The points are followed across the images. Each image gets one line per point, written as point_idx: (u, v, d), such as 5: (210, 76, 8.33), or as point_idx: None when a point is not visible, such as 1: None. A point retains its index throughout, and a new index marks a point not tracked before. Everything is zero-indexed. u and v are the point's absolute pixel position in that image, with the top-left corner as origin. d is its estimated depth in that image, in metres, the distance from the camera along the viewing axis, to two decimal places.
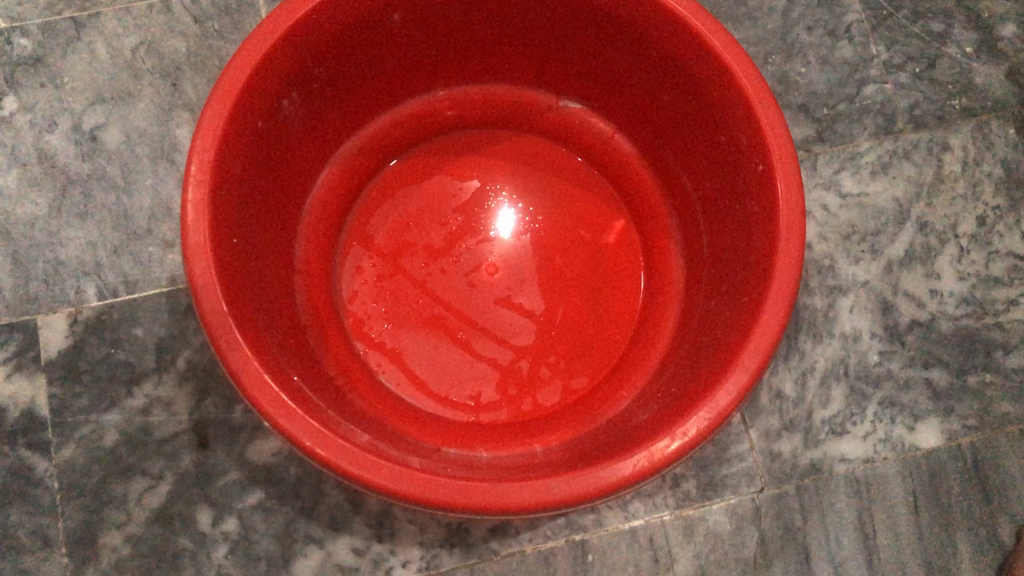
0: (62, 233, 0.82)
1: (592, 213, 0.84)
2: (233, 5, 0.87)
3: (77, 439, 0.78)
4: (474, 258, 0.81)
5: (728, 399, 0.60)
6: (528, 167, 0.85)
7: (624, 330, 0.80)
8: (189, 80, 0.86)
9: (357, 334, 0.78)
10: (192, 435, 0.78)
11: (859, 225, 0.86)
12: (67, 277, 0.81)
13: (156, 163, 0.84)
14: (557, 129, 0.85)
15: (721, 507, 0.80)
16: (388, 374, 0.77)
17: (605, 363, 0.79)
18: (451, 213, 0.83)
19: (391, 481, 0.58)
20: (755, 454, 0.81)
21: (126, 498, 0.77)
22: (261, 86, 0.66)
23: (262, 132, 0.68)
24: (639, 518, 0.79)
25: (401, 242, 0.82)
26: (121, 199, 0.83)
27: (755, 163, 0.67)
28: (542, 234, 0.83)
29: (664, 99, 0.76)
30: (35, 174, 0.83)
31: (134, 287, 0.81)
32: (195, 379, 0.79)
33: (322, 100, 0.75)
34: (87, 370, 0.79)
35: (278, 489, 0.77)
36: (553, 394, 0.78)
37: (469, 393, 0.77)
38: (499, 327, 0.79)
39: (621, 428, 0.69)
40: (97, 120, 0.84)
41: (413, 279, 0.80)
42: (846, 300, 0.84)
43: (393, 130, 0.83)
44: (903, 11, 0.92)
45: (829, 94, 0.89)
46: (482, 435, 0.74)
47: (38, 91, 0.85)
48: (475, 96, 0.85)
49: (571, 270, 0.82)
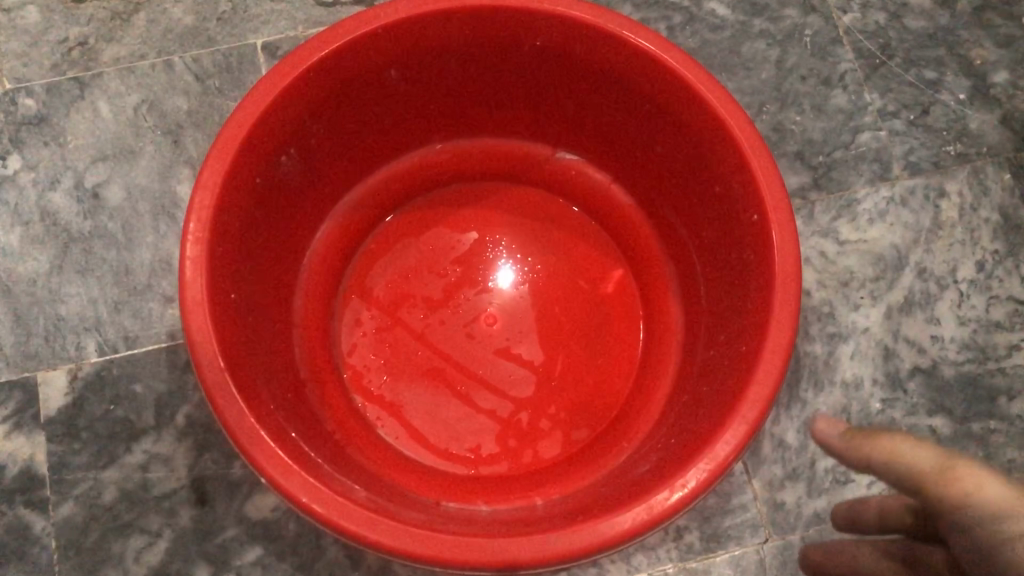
0: (63, 290, 0.83)
1: (590, 263, 0.84)
2: (235, 63, 0.89)
3: (75, 496, 0.77)
4: (472, 309, 0.81)
5: (728, 450, 0.60)
6: (526, 218, 0.86)
7: (624, 380, 0.80)
8: (190, 137, 0.87)
9: (355, 386, 0.79)
10: (191, 490, 0.77)
11: (859, 271, 0.86)
12: (68, 333, 0.81)
13: (157, 219, 0.85)
14: (555, 180, 0.86)
15: (725, 558, 0.79)
16: (387, 427, 0.77)
17: (605, 414, 0.79)
18: (449, 265, 0.83)
19: (388, 538, 0.58)
20: (759, 505, 0.80)
21: (124, 556, 0.76)
22: (259, 143, 0.67)
23: (261, 188, 0.69)
24: (642, 571, 0.78)
25: (400, 295, 0.82)
26: (122, 254, 0.84)
27: (749, 212, 0.67)
28: (540, 283, 0.83)
29: (659, 149, 0.77)
30: (38, 232, 0.84)
31: (134, 343, 0.81)
32: (194, 435, 0.79)
33: (320, 155, 0.76)
34: (86, 427, 0.79)
35: (276, 545, 0.76)
36: (553, 446, 0.77)
37: (469, 445, 0.77)
38: (499, 379, 0.79)
39: (621, 481, 0.68)
40: (99, 178, 0.86)
41: (412, 331, 0.80)
42: (846, 347, 0.84)
43: (393, 183, 0.84)
44: (896, 59, 0.93)
45: (824, 142, 0.90)
46: (483, 488, 0.73)
47: (41, 150, 0.86)
48: (473, 148, 0.85)
49: (570, 320, 0.82)
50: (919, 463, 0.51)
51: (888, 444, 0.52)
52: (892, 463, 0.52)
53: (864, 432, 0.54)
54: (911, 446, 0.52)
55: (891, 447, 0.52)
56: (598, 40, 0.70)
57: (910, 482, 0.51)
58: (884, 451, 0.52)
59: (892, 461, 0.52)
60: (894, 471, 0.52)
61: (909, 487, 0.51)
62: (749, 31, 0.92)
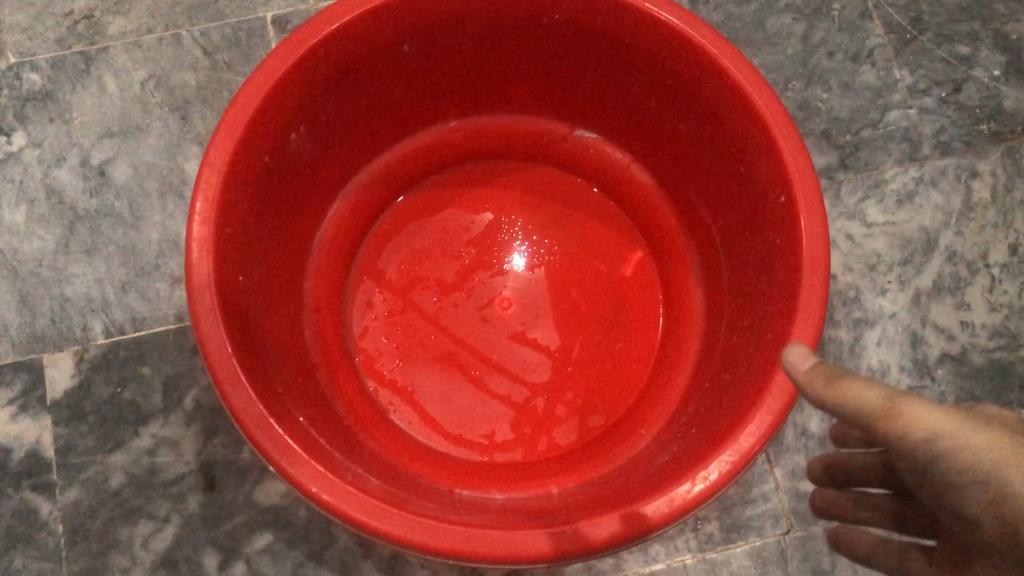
0: (69, 269, 0.81)
1: (608, 246, 0.82)
2: (244, 37, 0.86)
3: (82, 481, 0.76)
4: (487, 291, 0.79)
5: (751, 442, 0.58)
6: (542, 198, 0.83)
7: (643, 366, 0.78)
8: (198, 113, 0.85)
9: (367, 370, 0.77)
10: (199, 475, 0.76)
11: (886, 254, 0.84)
12: (74, 315, 0.80)
13: (164, 197, 0.83)
14: (573, 159, 0.83)
15: (745, 550, 0.77)
16: (399, 412, 0.75)
17: (622, 401, 0.77)
18: (463, 246, 0.81)
19: (400, 529, 0.56)
20: (781, 494, 0.77)
21: (131, 542, 0.75)
22: (267, 120, 0.65)
23: (269, 167, 0.67)
24: (659, 562, 0.76)
25: (413, 277, 0.80)
26: (129, 233, 0.82)
27: (776, 194, 0.64)
28: (556, 265, 0.80)
29: (681, 127, 0.74)
30: (43, 210, 0.82)
31: (142, 325, 0.79)
32: (203, 419, 0.77)
33: (330, 134, 0.74)
34: (93, 410, 0.77)
35: (287, 531, 0.75)
36: (569, 432, 0.75)
37: (483, 431, 0.75)
38: (515, 364, 0.77)
39: (640, 471, 0.66)
40: (106, 155, 0.84)
41: (425, 314, 0.78)
42: (872, 333, 0.82)
43: (405, 162, 0.82)
44: (928, 34, 0.89)
45: (852, 120, 0.87)
46: (497, 476, 0.71)
47: (46, 126, 0.84)
48: (488, 126, 0.83)
49: (587, 303, 0.79)
50: (872, 406, 0.48)
51: (846, 390, 0.48)
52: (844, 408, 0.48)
53: (829, 375, 0.49)
54: (862, 388, 0.48)
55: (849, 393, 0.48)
56: (619, 13, 0.67)
57: (861, 419, 0.48)
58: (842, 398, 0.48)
59: (844, 405, 0.48)
60: (845, 411, 0.48)
61: (857, 423, 0.49)
62: (775, 5, 0.89)
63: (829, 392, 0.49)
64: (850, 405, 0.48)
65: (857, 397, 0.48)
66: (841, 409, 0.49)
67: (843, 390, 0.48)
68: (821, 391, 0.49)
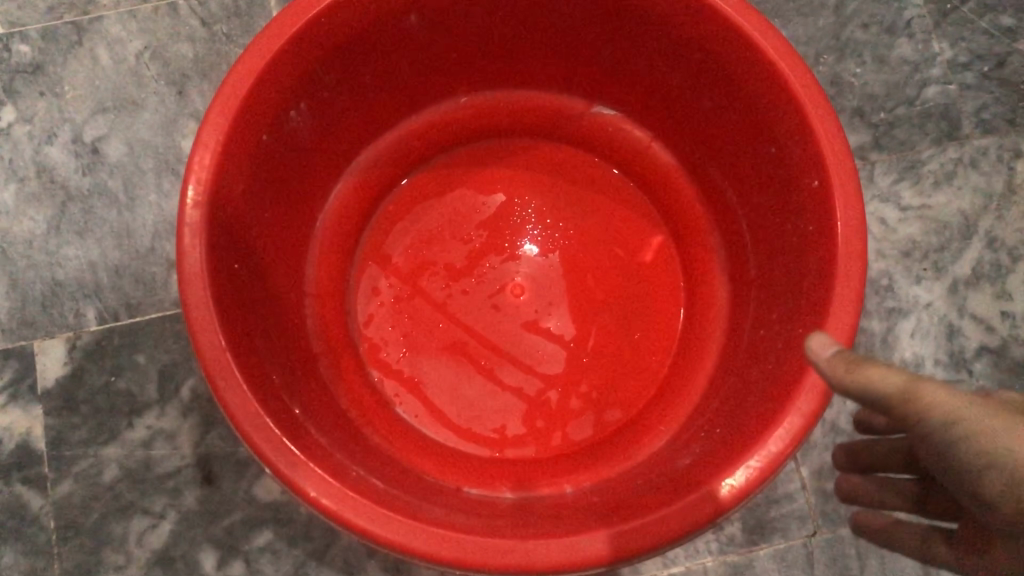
0: (60, 252, 0.77)
1: (626, 230, 0.77)
2: (244, 6, 0.82)
3: (74, 474, 0.73)
4: (498, 277, 0.75)
5: (780, 446, 0.54)
6: (557, 178, 0.79)
7: (663, 358, 0.74)
8: (195, 87, 0.80)
9: (372, 360, 0.73)
10: (196, 469, 0.72)
11: (921, 240, 0.79)
12: (67, 300, 0.76)
13: (160, 176, 0.79)
14: (590, 137, 0.79)
15: (769, 553, 0.73)
16: (406, 405, 0.72)
17: (641, 394, 0.73)
18: (473, 230, 0.76)
19: (402, 536, 0.53)
20: (808, 494, 0.74)
21: (126, 539, 0.72)
22: (264, 97, 0.60)
23: (266, 146, 0.63)
24: (678, 565, 0.72)
25: (421, 261, 0.76)
26: (123, 214, 0.78)
27: (810, 177, 0.60)
28: (572, 250, 0.76)
29: (707, 105, 0.69)
30: (34, 189, 0.78)
31: (137, 310, 0.76)
32: (200, 410, 0.73)
33: (333, 111, 0.69)
34: (86, 400, 0.74)
35: (287, 529, 0.72)
36: (584, 427, 0.71)
37: (493, 425, 0.71)
38: (527, 354, 0.73)
39: (660, 472, 0.62)
40: (99, 131, 0.79)
41: (434, 301, 0.74)
42: (906, 324, 0.77)
43: (413, 140, 0.77)
44: (970, 4, 0.83)
45: (886, 96, 0.81)
46: (508, 474, 0.68)
47: (37, 101, 0.80)
48: (500, 102, 0.78)
49: (604, 290, 0.75)
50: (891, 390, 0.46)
51: (865, 375, 0.46)
52: (865, 393, 0.46)
53: (849, 361, 0.47)
54: (881, 371, 0.46)
55: (868, 378, 0.46)
56: None
57: (881, 404, 0.47)
58: (861, 383, 0.46)
59: (862, 390, 0.46)
60: (865, 397, 0.47)
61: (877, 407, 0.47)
62: None
63: (847, 376, 0.47)
64: (867, 389, 0.46)
65: (875, 380, 0.46)
66: (858, 394, 0.47)
67: (859, 373, 0.46)
68: (841, 376, 0.47)
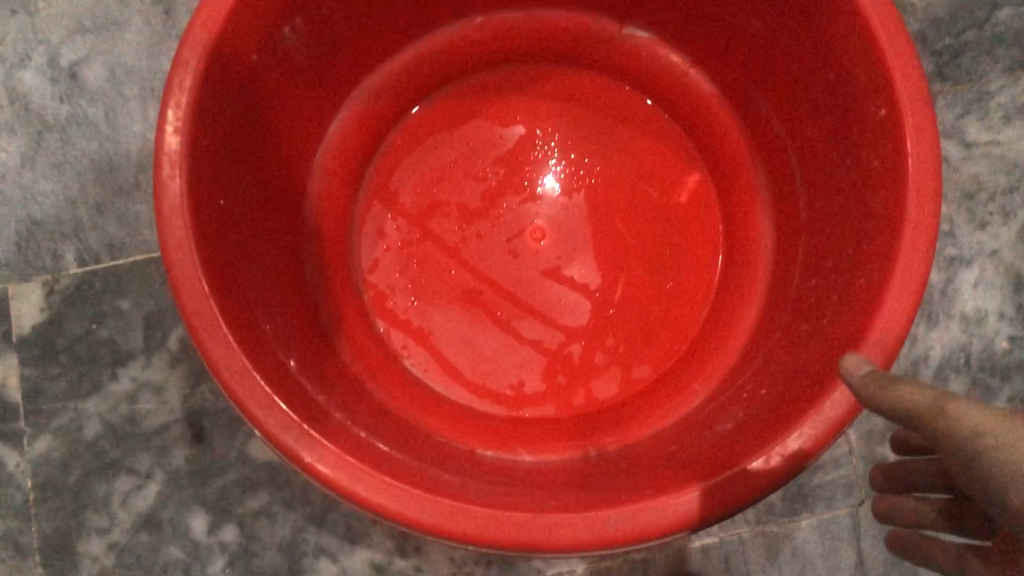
0: (36, 187, 0.70)
1: (659, 168, 0.70)
2: None
3: (52, 429, 0.67)
4: (518, 220, 0.67)
5: (840, 412, 0.47)
6: (582, 108, 0.71)
7: (698, 310, 0.67)
8: (183, 5, 0.72)
9: (378, 309, 0.66)
10: (185, 426, 0.67)
11: (988, 181, 0.71)
12: (44, 239, 0.70)
13: (145, 104, 0.71)
14: (620, 63, 0.71)
15: (811, 523, 0.67)
16: (415, 358, 0.65)
17: (673, 349, 0.66)
18: (489, 166, 0.69)
19: (407, 507, 0.46)
20: (855, 460, 0.68)
21: (109, 500, 0.66)
22: (255, 8, 0.53)
23: (256, 65, 0.56)
24: (712, 536, 0.67)
25: (431, 201, 0.68)
26: (104, 146, 0.71)
27: (877, 105, 0.52)
28: (600, 189, 0.68)
29: (756, 24, 0.61)
30: (6, 118, 0.71)
31: (119, 252, 0.69)
32: (189, 362, 0.67)
33: (333, 29, 0.62)
34: (65, 349, 0.68)
35: (284, 492, 0.66)
36: (610, 384, 0.65)
37: (510, 381, 0.64)
38: (548, 305, 0.66)
39: (697, 437, 0.55)
40: (77, 54, 0.72)
41: (445, 245, 0.67)
42: (968, 274, 0.70)
43: (423, 65, 0.70)
44: None
45: (952, 20, 0.72)
46: (526, 437, 0.61)
47: (8, 19, 0.73)
48: (521, 23, 0.70)
49: (634, 234, 0.68)
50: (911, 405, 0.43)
51: (890, 393, 0.43)
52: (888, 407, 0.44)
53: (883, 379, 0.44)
54: (909, 387, 0.43)
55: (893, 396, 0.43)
56: None
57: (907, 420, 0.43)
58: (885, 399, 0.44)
59: (887, 405, 0.44)
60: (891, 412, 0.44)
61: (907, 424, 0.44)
62: None
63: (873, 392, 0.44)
64: (893, 407, 0.43)
65: (899, 397, 0.43)
66: (889, 412, 0.44)
67: (891, 391, 0.43)
68: (868, 394, 0.44)
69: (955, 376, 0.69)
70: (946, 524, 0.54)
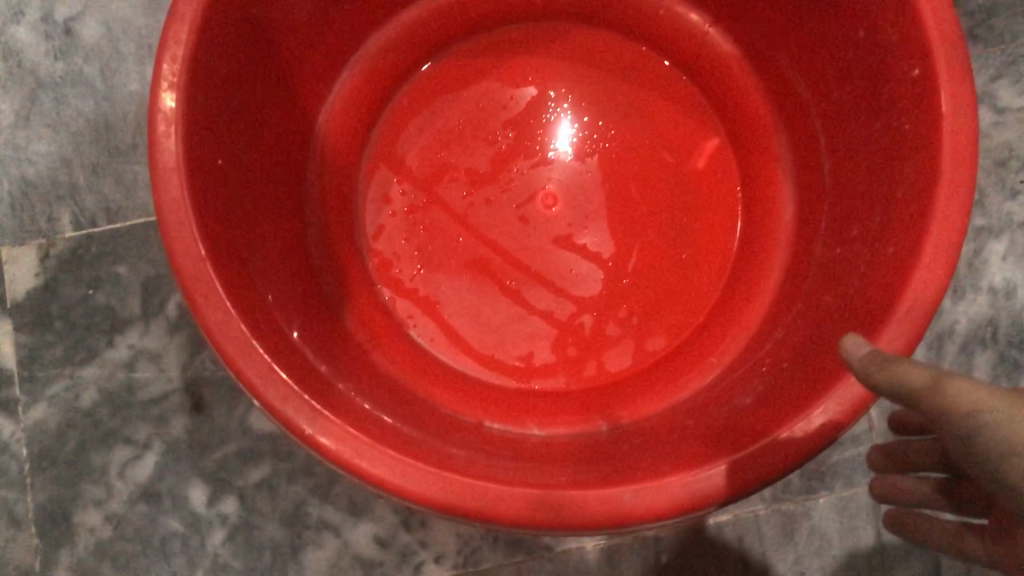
0: (30, 147, 0.68)
1: (676, 131, 0.67)
2: None
3: (48, 398, 0.65)
4: (528, 184, 0.65)
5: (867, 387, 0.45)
6: (596, 69, 0.68)
7: (715, 280, 0.64)
8: None
9: (383, 277, 0.64)
10: (184, 395, 0.65)
11: (1020, 147, 0.68)
12: (38, 202, 0.67)
13: (142, 62, 0.69)
14: (636, 21, 0.68)
15: (829, 501, 0.65)
16: (421, 328, 0.63)
17: (689, 321, 0.63)
18: (499, 128, 0.66)
19: (411, 482, 0.43)
20: (875, 438, 0.66)
21: (106, 471, 0.65)
22: None
23: (256, 18, 0.53)
24: (726, 514, 0.65)
25: (438, 164, 0.65)
26: (100, 105, 0.68)
27: (909, 64, 0.49)
28: (614, 153, 0.66)
29: None
30: None
31: (116, 215, 0.67)
32: (188, 329, 0.65)
33: None
34: (61, 316, 0.66)
35: (285, 465, 0.64)
36: (622, 356, 0.62)
37: (519, 352, 0.62)
38: (559, 274, 0.64)
39: (713, 411, 0.53)
40: (72, 9, 0.69)
41: (452, 211, 0.65)
42: (997, 245, 0.67)
43: (431, 23, 0.67)
44: None
45: None
46: (535, 410, 0.59)
47: None
48: None
49: (649, 201, 0.65)
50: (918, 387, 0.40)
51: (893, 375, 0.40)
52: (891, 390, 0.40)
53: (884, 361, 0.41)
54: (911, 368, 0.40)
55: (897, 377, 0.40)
56: None
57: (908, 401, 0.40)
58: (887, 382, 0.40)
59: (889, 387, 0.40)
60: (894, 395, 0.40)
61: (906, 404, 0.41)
62: None
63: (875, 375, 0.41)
64: (896, 389, 0.40)
65: (903, 379, 0.40)
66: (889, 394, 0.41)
67: (891, 371, 0.40)
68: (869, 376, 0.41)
69: (981, 351, 0.66)
70: (946, 504, 0.54)
